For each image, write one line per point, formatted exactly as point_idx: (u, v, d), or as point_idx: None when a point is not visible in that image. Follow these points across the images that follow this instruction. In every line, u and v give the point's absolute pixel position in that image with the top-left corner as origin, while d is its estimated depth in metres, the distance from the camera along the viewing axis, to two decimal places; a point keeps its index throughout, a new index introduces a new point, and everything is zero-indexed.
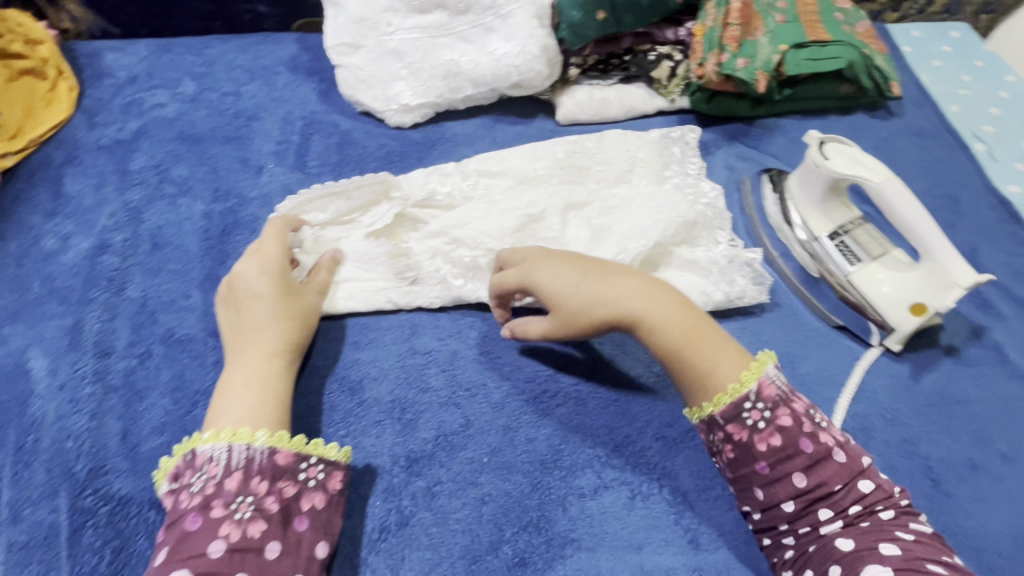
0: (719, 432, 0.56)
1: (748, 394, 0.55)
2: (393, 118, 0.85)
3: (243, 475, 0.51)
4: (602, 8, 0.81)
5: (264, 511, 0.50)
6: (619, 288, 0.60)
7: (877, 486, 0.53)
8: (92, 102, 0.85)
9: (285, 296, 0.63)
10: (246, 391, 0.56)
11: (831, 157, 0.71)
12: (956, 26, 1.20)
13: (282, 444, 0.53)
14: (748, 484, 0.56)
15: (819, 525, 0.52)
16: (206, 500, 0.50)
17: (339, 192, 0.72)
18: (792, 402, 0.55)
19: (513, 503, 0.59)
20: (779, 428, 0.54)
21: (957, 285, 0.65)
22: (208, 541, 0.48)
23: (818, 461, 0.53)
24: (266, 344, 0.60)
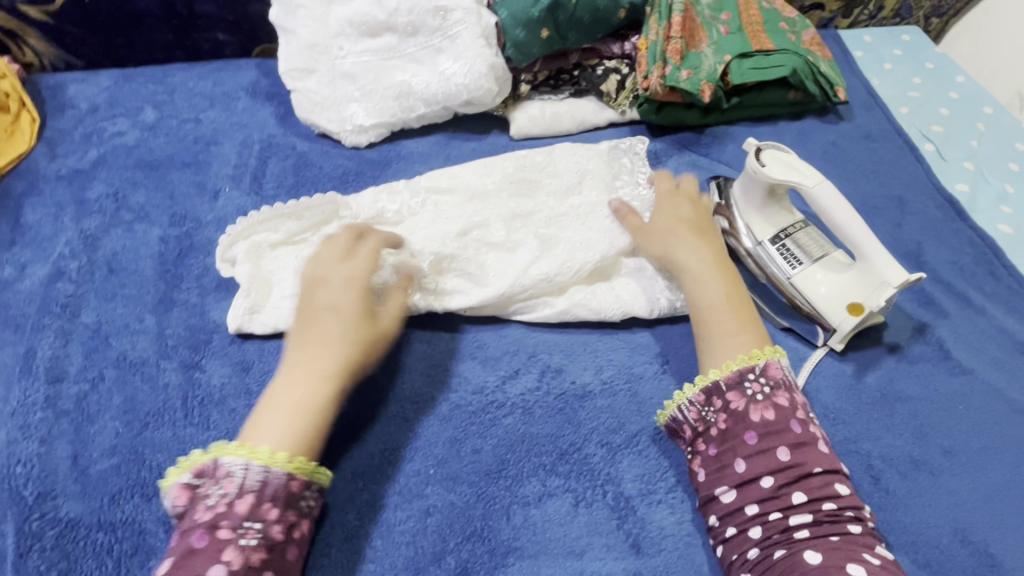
0: (719, 401, 0.61)
1: (755, 366, 0.61)
2: (349, 139, 0.88)
3: (255, 499, 0.53)
4: (545, 27, 0.83)
5: (268, 540, 0.52)
6: (698, 244, 0.72)
7: (850, 492, 0.56)
8: (53, 133, 0.87)
9: (352, 316, 0.63)
10: (286, 413, 0.57)
11: (767, 164, 0.73)
12: (908, 30, 1.22)
13: (298, 471, 0.55)
14: (732, 456, 0.59)
15: (789, 515, 0.55)
16: (215, 520, 0.52)
17: (289, 212, 0.73)
18: (793, 392, 0.61)
19: (456, 513, 0.60)
20: (774, 404, 0.59)
21: (889, 285, 0.68)
22: (211, 563, 0.50)
23: (802, 441, 0.57)
24: (319, 365, 0.60)
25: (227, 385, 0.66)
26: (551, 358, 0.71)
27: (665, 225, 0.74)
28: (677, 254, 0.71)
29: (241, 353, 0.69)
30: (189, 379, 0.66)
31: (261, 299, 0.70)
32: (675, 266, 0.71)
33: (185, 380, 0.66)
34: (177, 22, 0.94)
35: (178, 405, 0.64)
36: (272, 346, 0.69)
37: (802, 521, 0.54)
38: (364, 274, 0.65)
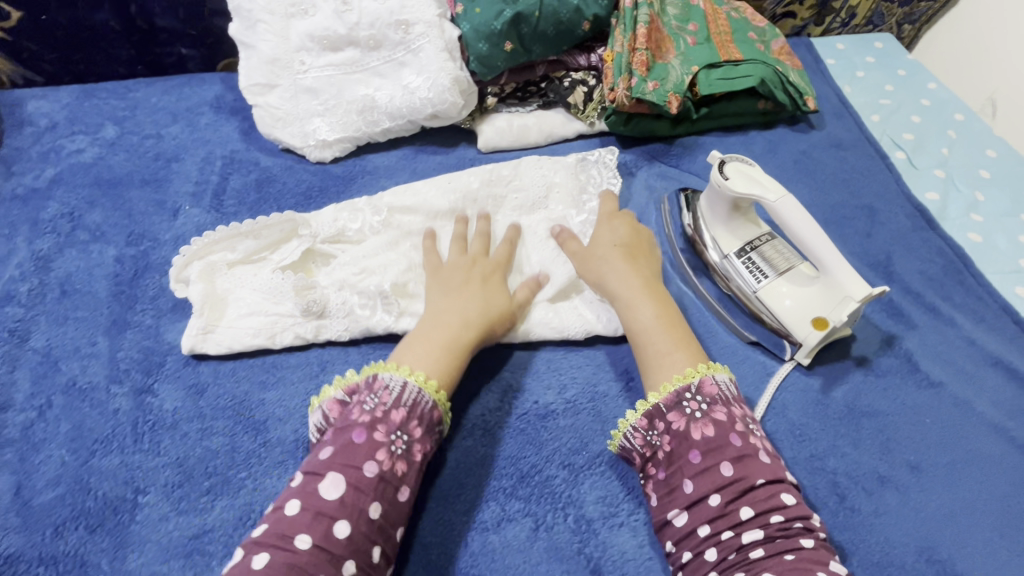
0: (661, 423, 0.60)
1: (689, 386, 0.60)
2: (313, 154, 0.86)
3: (407, 413, 0.57)
4: (509, 40, 0.82)
5: (410, 455, 0.56)
6: (626, 267, 0.71)
7: (799, 502, 0.55)
8: (10, 152, 0.86)
9: (496, 289, 0.69)
10: (435, 349, 0.62)
11: (729, 178, 0.72)
12: (880, 37, 1.22)
13: (442, 404, 0.59)
14: (680, 478, 0.58)
15: (741, 533, 0.53)
16: (372, 422, 0.55)
17: (248, 232, 0.71)
18: (732, 405, 0.60)
19: (414, 541, 0.59)
20: (713, 419, 0.58)
21: (852, 299, 0.66)
22: (367, 459, 0.53)
23: (745, 454, 0.56)
24: (468, 316, 0.65)
25: (180, 409, 0.64)
26: (514, 378, 0.70)
27: (595, 248, 0.73)
28: (607, 279, 0.70)
29: (195, 375, 0.67)
30: (141, 404, 0.64)
31: (216, 317, 0.68)
32: (606, 291, 0.70)
33: (136, 405, 0.64)
34: (139, 37, 0.92)
35: (127, 432, 0.62)
36: (228, 367, 0.68)
37: (754, 537, 0.53)
38: (502, 262, 0.73)
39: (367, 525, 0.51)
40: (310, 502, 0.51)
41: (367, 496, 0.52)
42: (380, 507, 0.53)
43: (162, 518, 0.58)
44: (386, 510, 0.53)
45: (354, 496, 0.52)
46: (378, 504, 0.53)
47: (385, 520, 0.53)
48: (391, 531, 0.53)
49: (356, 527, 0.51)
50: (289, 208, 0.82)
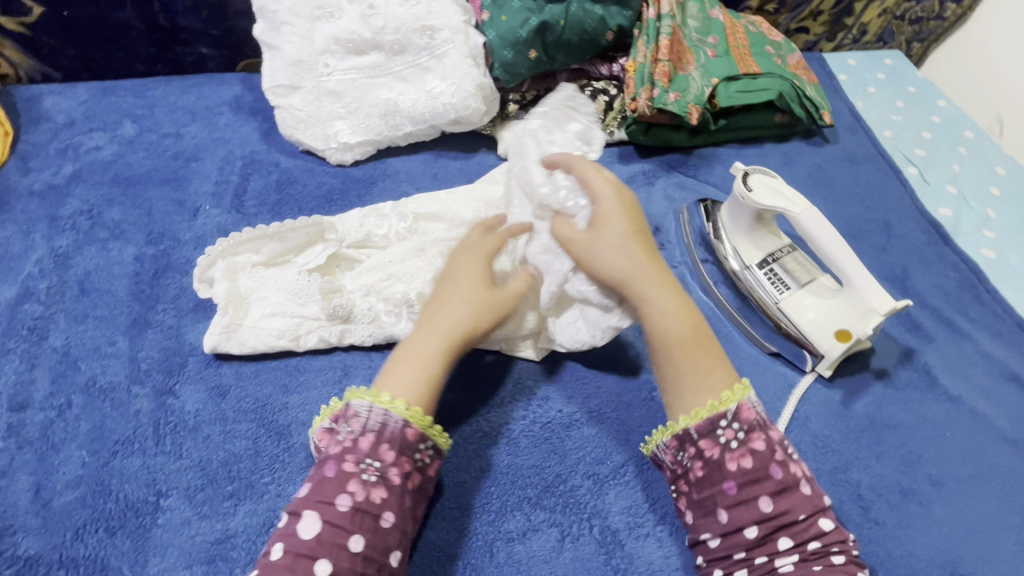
0: (692, 448, 0.58)
1: (724, 412, 0.57)
2: (334, 156, 0.86)
3: (375, 438, 0.55)
4: (534, 48, 0.83)
5: (386, 480, 0.53)
6: (641, 264, 0.62)
7: (836, 527, 0.55)
8: (26, 147, 0.85)
9: (474, 284, 0.63)
10: (404, 367, 0.58)
11: (754, 189, 0.73)
12: (890, 54, 1.24)
13: (415, 420, 0.55)
14: (713, 505, 0.56)
15: (776, 557, 0.53)
16: (343, 453, 0.55)
17: (272, 235, 0.70)
18: (768, 429, 0.57)
19: (435, 551, 0.59)
20: (750, 450, 0.56)
21: (877, 312, 0.67)
22: (338, 493, 0.52)
23: (785, 488, 0.54)
24: (437, 320, 0.61)
25: (202, 411, 0.64)
26: (537, 386, 0.70)
27: (614, 236, 0.63)
28: (634, 275, 0.62)
29: (217, 377, 0.66)
30: (162, 405, 0.64)
31: (240, 316, 0.67)
32: (630, 288, 0.62)
33: (157, 406, 0.64)
34: (160, 36, 0.92)
35: (149, 433, 0.62)
36: (250, 369, 0.67)
37: (790, 564, 0.53)
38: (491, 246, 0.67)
39: (349, 559, 0.50)
40: (289, 544, 0.51)
41: (347, 530, 0.51)
42: (362, 540, 0.51)
43: (183, 522, 0.57)
44: (370, 540, 0.51)
45: (331, 533, 0.51)
46: (360, 536, 0.51)
47: (372, 551, 0.51)
48: (382, 560, 0.52)
49: (338, 564, 0.50)
50: (312, 210, 0.82)
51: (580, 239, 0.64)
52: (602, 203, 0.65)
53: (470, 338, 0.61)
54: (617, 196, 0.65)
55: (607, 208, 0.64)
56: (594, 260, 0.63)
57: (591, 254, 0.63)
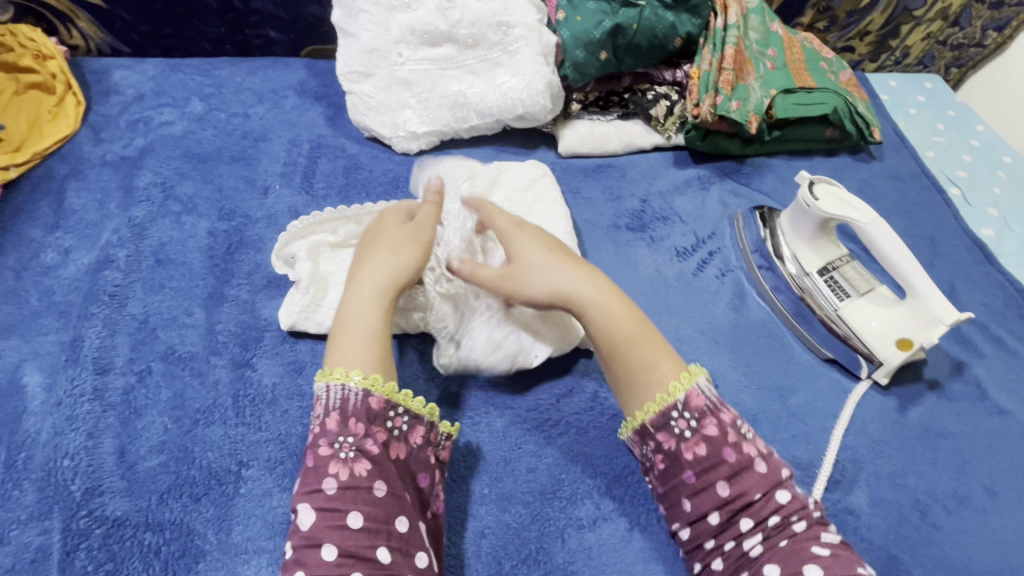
0: (652, 442, 0.59)
1: (676, 403, 0.58)
2: (400, 144, 0.87)
3: (340, 416, 0.54)
4: (605, 50, 0.85)
5: (365, 452, 0.53)
6: (564, 281, 0.63)
7: (795, 496, 0.55)
8: (98, 118, 0.85)
9: (390, 242, 0.64)
10: (345, 334, 0.58)
11: (821, 198, 0.76)
12: (930, 78, 1.25)
13: (376, 387, 0.55)
14: (677, 496, 0.58)
15: (743, 538, 0.54)
16: (313, 440, 0.54)
17: (350, 218, 0.72)
18: (719, 413, 0.58)
19: (510, 535, 0.60)
20: (704, 437, 0.56)
21: (941, 322, 0.69)
22: (321, 479, 0.52)
23: (739, 470, 0.55)
24: (367, 279, 0.61)
25: (279, 385, 0.65)
26: (605, 378, 0.71)
27: (534, 260, 0.64)
28: (569, 287, 0.63)
29: (293, 353, 0.67)
30: (240, 377, 0.64)
31: (321, 297, 0.68)
32: (571, 301, 0.62)
33: (236, 378, 0.64)
34: (231, 17, 0.93)
35: (229, 404, 0.62)
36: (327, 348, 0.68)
37: (758, 545, 0.54)
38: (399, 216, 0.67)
39: (353, 536, 0.50)
40: (296, 540, 0.50)
41: (342, 509, 0.51)
42: (361, 515, 0.51)
43: (265, 493, 0.58)
44: (368, 514, 0.51)
45: (326, 517, 0.50)
46: (359, 510, 0.51)
47: (373, 522, 0.51)
48: (389, 528, 0.51)
49: (343, 543, 0.49)
50: (378, 196, 0.83)
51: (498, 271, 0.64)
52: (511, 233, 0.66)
53: (402, 282, 0.62)
54: (520, 227, 0.67)
55: (513, 238, 0.66)
56: (524, 284, 0.63)
57: (517, 283, 0.64)
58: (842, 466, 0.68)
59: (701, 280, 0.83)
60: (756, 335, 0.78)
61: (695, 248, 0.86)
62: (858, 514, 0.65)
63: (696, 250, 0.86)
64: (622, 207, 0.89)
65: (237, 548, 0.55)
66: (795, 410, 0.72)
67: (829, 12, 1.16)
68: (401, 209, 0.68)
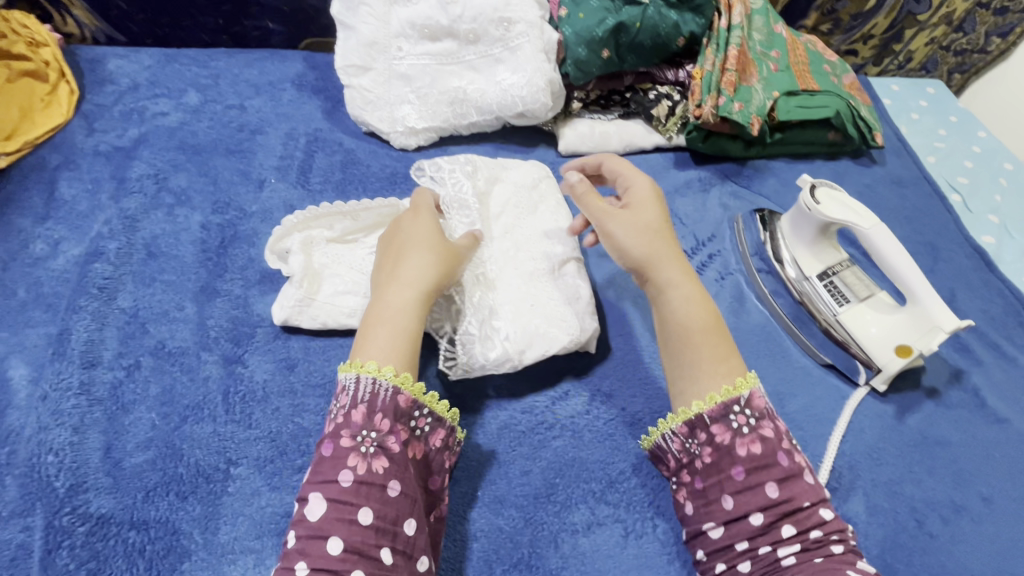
0: (703, 434, 0.59)
1: (739, 399, 0.58)
2: (399, 140, 0.86)
3: (367, 409, 0.53)
4: (607, 48, 0.84)
5: (385, 450, 0.52)
6: (663, 255, 0.65)
7: (835, 516, 0.55)
8: (91, 107, 0.84)
9: (431, 242, 0.63)
10: (380, 328, 0.57)
11: (822, 202, 0.75)
12: (933, 83, 1.24)
13: (405, 386, 0.54)
14: (719, 492, 0.57)
15: (780, 544, 0.53)
16: (336, 429, 0.53)
17: (347, 213, 0.71)
18: (776, 420, 0.59)
19: (503, 539, 0.59)
20: (760, 437, 0.56)
21: (941, 329, 0.68)
22: (337, 469, 0.50)
23: (791, 475, 0.55)
24: (408, 276, 0.60)
25: (270, 382, 0.63)
26: (601, 382, 0.70)
27: (644, 227, 0.66)
28: (664, 261, 0.65)
29: (285, 350, 0.66)
30: (231, 373, 0.63)
31: (314, 291, 0.67)
32: (655, 273, 0.65)
33: (226, 374, 0.63)
34: (229, 7, 0.92)
35: (219, 401, 0.61)
36: (319, 344, 0.67)
37: (793, 554, 0.52)
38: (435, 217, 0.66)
39: (360, 533, 0.48)
40: (301, 530, 0.49)
41: (353, 504, 0.49)
42: (371, 512, 0.49)
43: (254, 492, 0.57)
44: (379, 512, 0.49)
45: (337, 509, 0.49)
46: (369, 507, 0.49)
47: (382, 522, 0.49)
48: (395, 530, 0.50)
49: (349, 538, 0.48)
50: (376, 192, 0.82)
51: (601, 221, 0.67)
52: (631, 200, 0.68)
53: (443, 282, 0.62)
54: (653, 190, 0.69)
55: (637, 198, 0.68)
56: (619, 239, 0.65)
57: (623, 237, 0.65)
58: (839, 473, 0.67)
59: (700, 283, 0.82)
60: (755, 340, 0.77)
61: (695, 250, 0.85)
62: (854, 522, 0.64)
63: (695, 253, 0.85)
64: None
65: (223, 548, 0.54)
66: (793, 416, 0.71)
67: (833, 15, 1.15)
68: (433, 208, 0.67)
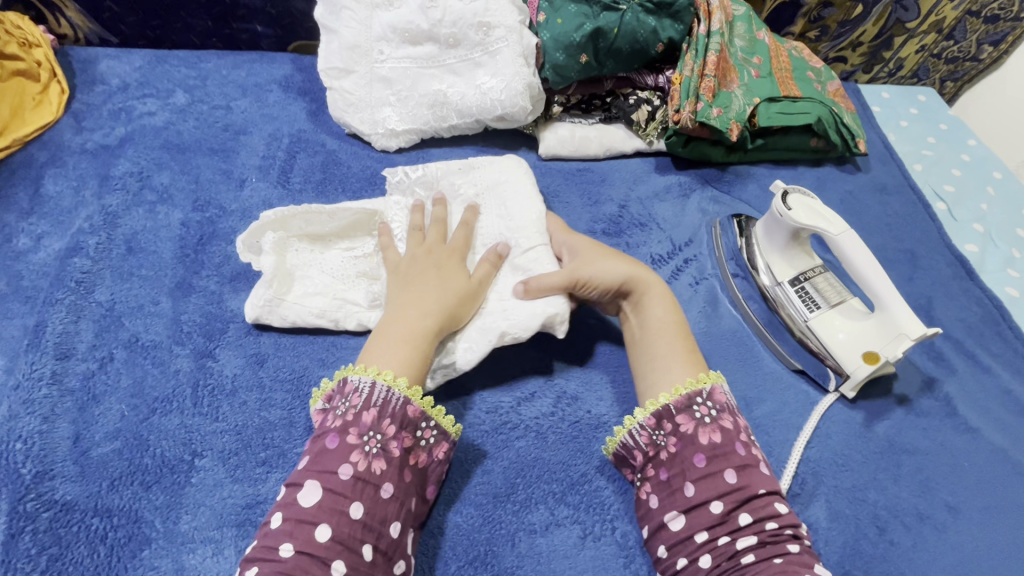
0: (669, 424, 0.59)
1: (701, 390, 0.60)
2: (379, 142, 0.88)
3: (378, 413, 0.54)
4: (585, 53, 0.85)
5: (387, 453, 0.53)
6: (624, 269, 0.68)
7: (790, 511, 0.56)
8: (80, 106, 0.86)
9: (453, 273, 0.66)
10: (395, 344, 0.59)
11: (793, 209, 0.75)
12: (924, 91, 1.24)
13: (415, 398, 0.56)
14: (682, 480, 0.57)
15: (737, 535, 0.54)
16: (345, 426, 0.54)
17: (325, 211, 0.70)
18: (736, 415, 0.61)
19: (461, 537, 0.60)
20: (721, 427, 0.58)
21: (906, 336, 0.68)
22: (340, 462, 0.52)
23: (748, 464, 0.56)
24: (428, 305, 0.62)
25: (239, 376, 0.65)
26: (567, 385, 0.71)
27: (596, 253, 0.70)
28: (634, 272, 0.69)
29: (256, 345, 0.67)
30: (201, 367, 0.65)
31: (284, 292, 0.67)
32: (635, 285, 0.68)
33: (197, 368, 0.65)
34: (218, 10, 0.94)
35: (188, 393, 0.63)
36: (289, 341, 0.68)
37: (750, 548, 0.53)
38: (459, 246, 0.70)
39: (348, 525, 0.50)
40: (289, 512, 0.50)
41: (349, 498, 0.51)
42: (362, 508, 0.51)
43: (216, 483, 0.58)
44: (370, 509, 0.51)
45: (330, 499, 0.50)
46: (361, 505, 0.51)
47: (372, 519, 0.51)
48: (380, 530, 0.51)
49: (337, 528, 0.49)
50: (355, 192, 0.83)
51: (572, 265, 0.67)
52: (573, 246, 0.71)
53: (457, 319, 0.64)
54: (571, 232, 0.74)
55: (566, 240, 0.72)
56: (599, 274, 0.67)
57: (594, 269, 0.67)
58: (802, 478, 0.67)
59: (675, 288, 0.82)
60: (726, 345, 0.77)
61: (671, 256, 0.85)
62: (815, 528, 0.64)
63: (671, 258, 0.85)
64: (600, 211, 0.88)
65: (183, 537, 0.55)
66: (759, 421, 0.71)
67: (820, 22, 1.15)
68: (462, 244, 0.70)
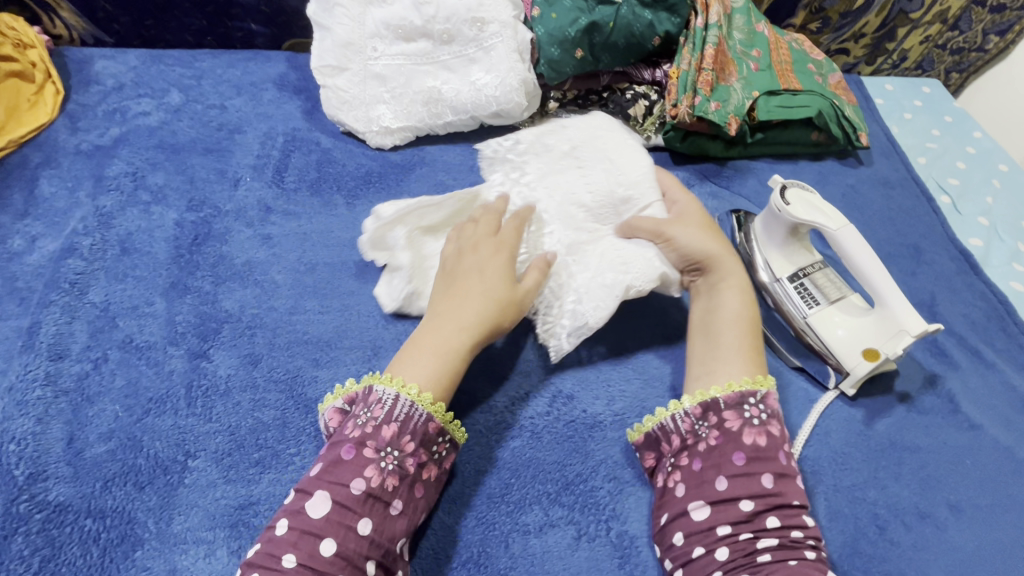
0: (715, 417, 0.59)
1: (756, 392, 0.60)
2: (374, 139, 0.87)
3: (398, 429, 0.54)
4: (580, 47, 0.84)
5: (402, 470, 0.53)
6: (712, 244, 0.68)
7: (814, 524, 0.55)
8: (75, 107, 0.86)
9: (497, 278, 0.64)
10: (428, 355, 0.59)
11: (791, 203, 0.74)
12: (927, 83, 1.21)
13: (438, 415, 0.56)
14: (715, 473, 0.56)
15: (760, 536, 0.53)
16: (362, 438, 0.53)
17: (433, 203, 0.73)
18: (782, 426, 0.60)
19: (454, 538, 0.59)
20: (768, 431, 0.58)
21: (907, 333, 0.67)
22: (354, 475, 0.51)
23: (786, 471, 0.56)
24: (465, 318, 0.61)
25: (232, 376, 0.65)
26: (563, 384, 0.70)
27: (690, 223, 0.70)
28: (719, 247, 0.68)
29: (250, 345, 0.67)
30: (195, 368, 0.65)
31: (421, 283, 0.70)
32: (715, 267, 0.68)
33: (191, 368, 0.65)
34: (212, 9, 0.94)
35: (181, 394, 0.63)
36: (283, 341, 0.68)
37: (769, 549, 0.52)
38: (508, 241, 0.67)
39: (356, 541, 0.49)
40: (296, 521, 0.50)
41: (358, 513, 0.50)
42: (370, 524, 0.51)
43: (209, 484, 0.58)
44: (377, 526, 0.51)
45: (340, 513, 0.50)
46: (370, 521, 0.51)
47: (379, 536, 0.51)
48: (388, 546, 0.51)
49: (343, 544, 0.49)
50: (350, 190, 0.83)
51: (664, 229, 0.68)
52: (681, 210, 0.72)
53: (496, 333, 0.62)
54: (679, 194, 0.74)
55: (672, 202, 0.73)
56: (687, 240, 0.68)
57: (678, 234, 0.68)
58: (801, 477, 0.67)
59: None
60: None
61: None
62: None
63: None
64: None
65: (175, 537, 0.55)
66: None
67: (821, 13, 1.13)
68: (511, 241, 0.68)
